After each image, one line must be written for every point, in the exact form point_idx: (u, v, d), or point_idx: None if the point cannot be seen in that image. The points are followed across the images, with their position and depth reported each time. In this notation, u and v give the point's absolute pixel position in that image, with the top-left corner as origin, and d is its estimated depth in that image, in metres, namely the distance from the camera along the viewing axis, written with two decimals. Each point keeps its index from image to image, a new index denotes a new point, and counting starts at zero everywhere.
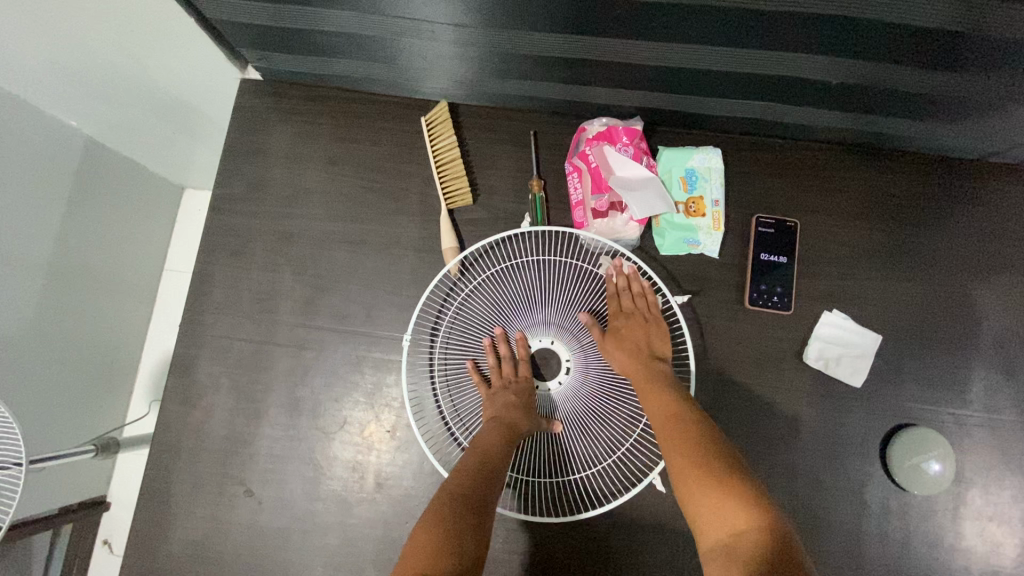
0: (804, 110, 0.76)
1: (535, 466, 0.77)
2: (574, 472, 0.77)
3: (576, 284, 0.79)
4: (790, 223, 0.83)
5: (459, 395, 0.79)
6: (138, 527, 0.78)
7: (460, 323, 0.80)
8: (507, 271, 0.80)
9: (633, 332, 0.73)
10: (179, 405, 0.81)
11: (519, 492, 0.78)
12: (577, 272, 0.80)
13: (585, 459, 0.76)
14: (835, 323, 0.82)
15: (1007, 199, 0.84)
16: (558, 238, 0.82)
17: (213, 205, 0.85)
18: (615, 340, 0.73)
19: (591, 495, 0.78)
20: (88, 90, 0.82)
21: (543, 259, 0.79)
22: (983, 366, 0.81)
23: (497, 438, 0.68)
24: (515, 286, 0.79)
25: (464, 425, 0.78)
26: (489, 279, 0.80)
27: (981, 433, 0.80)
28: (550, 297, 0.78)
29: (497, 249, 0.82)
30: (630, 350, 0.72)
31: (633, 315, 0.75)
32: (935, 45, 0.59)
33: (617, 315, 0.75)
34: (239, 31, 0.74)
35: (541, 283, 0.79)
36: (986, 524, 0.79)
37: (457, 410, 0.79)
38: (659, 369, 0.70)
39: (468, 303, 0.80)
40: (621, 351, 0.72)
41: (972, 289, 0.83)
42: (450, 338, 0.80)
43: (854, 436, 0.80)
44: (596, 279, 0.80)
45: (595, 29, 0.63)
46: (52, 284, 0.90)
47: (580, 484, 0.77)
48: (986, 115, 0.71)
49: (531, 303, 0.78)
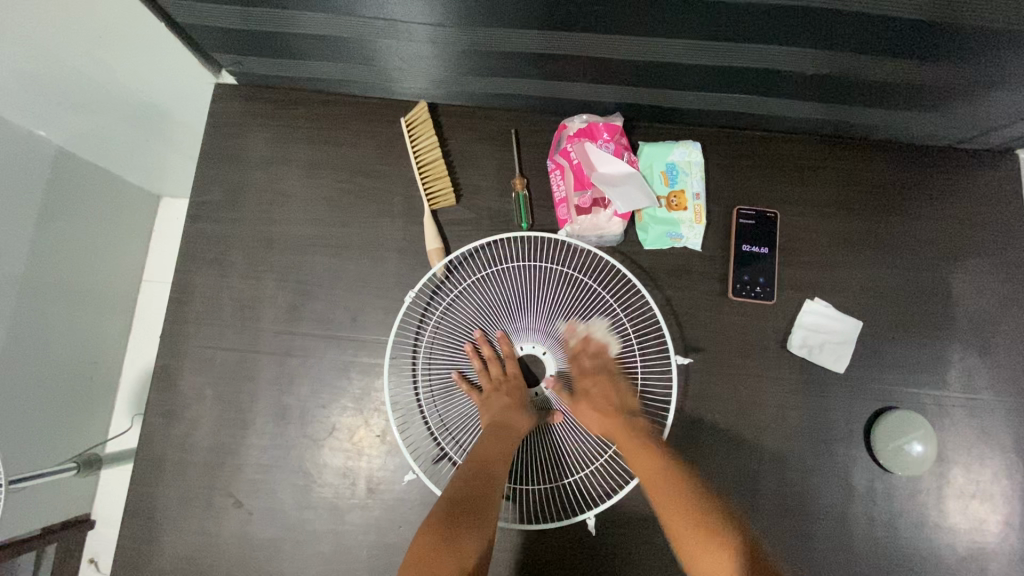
0: (781, 103, 0.77)
1: (529, 474, 0.78)
2: (569, 475, 0.77)
3: (559, 289, 0.80)
4: (769, 214, 0.85)
5: (444, 406, 0.78)
6: (124, 543, 0.77)
7: (443, 332, 0.80)
8: (490, 278, 0.80)
9: (601, 391, 0.72)
10: (163, 418, 0.80)
11: (517, 503, 0.78)
12: (560, 277, 0.80)
13: (581, 460, 0.77)
14: (817, 311, 0.83)
15: (978, 183, 0.86)
16: (538, 244, 0.83)
17: (190, 213, 0.84)
18: (587, 401, 0.72)
19: (590, 496, 0.78)
20: (55, 98, 0.79)
21: (524, 266, 0.80)
22: (961, 348, 0.83)
23: (496, 446, 0.69)
24: (497, 293, 0.80)
25: (452, 436, 0.77)
26: (471, 287, 0.80)
27: (961, 413, 0.82)
28: (532, 302, 0.79)
29: (477, 257, 0.83)
30: (603, 411, 0.71)
31: (596, 372, 0.74)
32: (904, 35, 0.60)
33: (582, 375, 0.74)
34: (211, 35, 0.73)
35: (523, 289, 0.80)
36: (969, 502, 0.81)
37: (444, 422, 0.78)
38: (634, 425, 0.70)
39: (451, 311, 0.80)
40: (594, 414, 0.71)
41: (948, 273, 0.85)
42: (434, 347, 0.80)
43: (839, 421, 0.81)
44: (579, 284, 0.81)
45: (571, 24, 0.63)
46: (24, 299, 0.88)
47: (577, 487, 0.78)
48: (956, 102, 0.73)
49: (513, 308, 0.79)
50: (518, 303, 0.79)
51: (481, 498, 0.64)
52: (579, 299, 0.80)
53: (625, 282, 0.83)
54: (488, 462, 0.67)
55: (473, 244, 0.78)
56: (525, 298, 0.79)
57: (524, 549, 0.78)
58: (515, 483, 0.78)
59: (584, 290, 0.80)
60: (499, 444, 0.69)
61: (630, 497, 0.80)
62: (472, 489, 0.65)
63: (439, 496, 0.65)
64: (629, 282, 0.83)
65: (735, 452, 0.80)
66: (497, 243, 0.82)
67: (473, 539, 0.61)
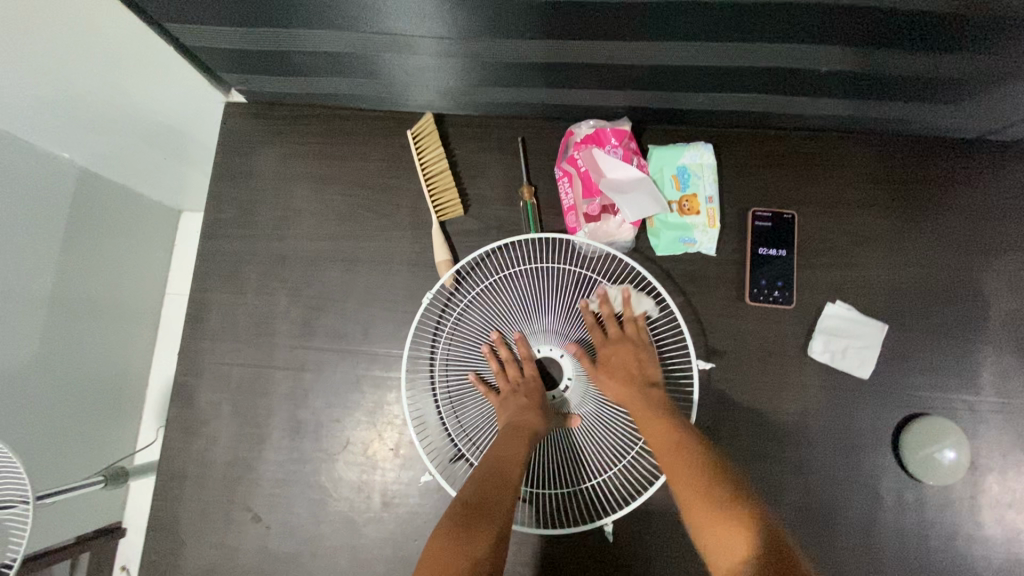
0: (800, 101, 0.74)
1: (548, 477, 0.76)
2: (588, 479, 0.75)
3: (575, 288, 0.78)
4: (787, 215, 0.82)
5: (463, 409, 0.77)
6: (148, 557, 0.78)
7: (459, 335, 0.79)
8: (504, 281, 0.79)
9: (625, 357, 0.71)
10: (183, 433, 0.81)
11: (535, 508, 0.78)
12: (577, 278, 0.79)
13: (601, 462, 0.74)
14: (838, 314, 0.80)
15: (1009, 176, 0.82)
16: (552, 246, 0.82)
17: (205, 232, 0.85)
18: (606, 368, 0.70)
19: (609, 499, 0.76)
20: (73, 123, 0.81)
21: (542, 268, 0.79)
22: (994, 350, 0.80)
23: (512, 443, 0.67)
24: (513, 295, 0.78)
25: (470, 439, 0.76)
26: (486, 290, 0.79)
27: (996, 419, 0.79)
28: (548, 301, 0.77)
29: (487, 262, 0.82)
30: (623, 379, 0.69)
31: (618, 341, 0.72)
32: (928, 28, 0.58)
33: (605, 343, 0.73)
34: (219, 56, 0.73)
35: (540, 288, 0.78)
36: (1005, 512, 0.77)
37: (463, 425, 0.77)
38: (651, 394, 0.68)
39: (467, 314, 0.79)
40: (613, 379, 0.70)
41: (980, 272, 0.81)
42: (450, 351, 0.79)
43: (865, 429, 0.79)
44: (598, 284, 0.79)
45: (577, 32, 0.62)
46: (53, 318, 0.90)
47: (597, 489, 0.76)
48: (982, 94, 0.70)
49: (529, 310, 0.77)
50: (535, 303, 0.77)
51: (493, 505, 0.62)
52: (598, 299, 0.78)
53: (643, 280, 0.81)
54: (504, 458, 0.66)
55: (485, 249, 0.75)
56: (542, 297, 0.78)
57: (542, 554, 0.78)
58: (532, 486, 0.77)
59: (601, 288, 0.79)
60: (517, 444, 0.67)
61: (648, 505, 0.78)
62: (485, 492, 0.63)
63: (454, 498, 0.63)
64: (647, 281, 0.81)
65: (755, 461, 0.78)
66: (514, 242, 0.80)
67: (478, 549, 0.57)
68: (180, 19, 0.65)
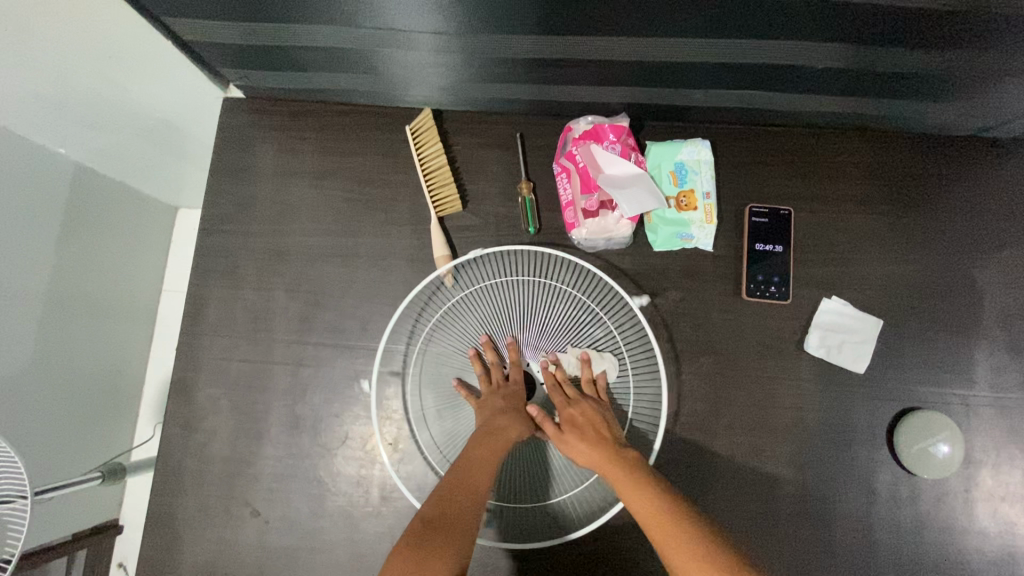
0: (794, 97, 0.75)
1: (513, 494, 0.76)
2: (559, 493, 0.75)
3: (548, 301, 0.78)
4: (783, 211, 0.82)
5: (435, 421, 0.79)
6: (147, 552, 0.78)
7: (435, 346, 0.80)
8: (480, 293, 0.79)
9: (591, 417, 0.69)
10: (181, 428, 0.81)
11: (501, 522, 0.77)
12: (548, 293, 0.78)
13: (571, 477, 0.75)
14: (834, 310, 0.81)
15: (1002, 174, 0.83)
16: (525, 259, 0.80)
17: (203, 227, 0.85)
18: (572, 430, 0.68)
19: (577, 516, 0.75)
20: (71, 118, 0.81)
21: (515, 283, 0.78)
22: (988, 345, 0.80)
23: (482, 453, 0.67)
24: (487, 309, 0.79)
25: (442, 453, 0.77)
26: (463, 301, 0.79)
27: (989, 413, 0.79)
28: (521, 316, 0.77)
29: (466, 272, 0.80)
30: (593, 440, 0.67)
31: (579, 401, 0.71)
32: (924, 25, 0.58)
33: (566, 403, 0.71)
34: (218, 51, 0.73)
35: (514, 301, 0.78)
36: (998, 505, 0.78)
37: (436, 439, 0.79)
38: (627, 457, 0.64)
39: (443, 324, 0.80)
40: (582, 440, 0.67)
41: (973, 268, 0.82)
42: (426, 359, 0.80)
43: (860, 423, 0.79)
44: (569, 301, 0.78)
45: (574, 28, 0.62)
46: (49, 314, 0.90)
47: (565, 507, 0.75)
48: (974, 92, 0.71)
49: (504, 325, 0.78)
50: (510, 316, 0.78)
51: (460, 518, 0.60)
52: (569, 312, 0.78)
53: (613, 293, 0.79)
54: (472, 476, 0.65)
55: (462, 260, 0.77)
56: (516, 311, 0.78)
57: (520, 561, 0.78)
58: (499, 501, 0.76)
59: (573, 302, 0.78)
60: (487, 452, 0.67)
61: None
62: (445, 509, 0.61)
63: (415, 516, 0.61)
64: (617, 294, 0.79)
65: (750, 455, 0.79)
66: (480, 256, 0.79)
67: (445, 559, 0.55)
68: (180, 14, 0.65)
